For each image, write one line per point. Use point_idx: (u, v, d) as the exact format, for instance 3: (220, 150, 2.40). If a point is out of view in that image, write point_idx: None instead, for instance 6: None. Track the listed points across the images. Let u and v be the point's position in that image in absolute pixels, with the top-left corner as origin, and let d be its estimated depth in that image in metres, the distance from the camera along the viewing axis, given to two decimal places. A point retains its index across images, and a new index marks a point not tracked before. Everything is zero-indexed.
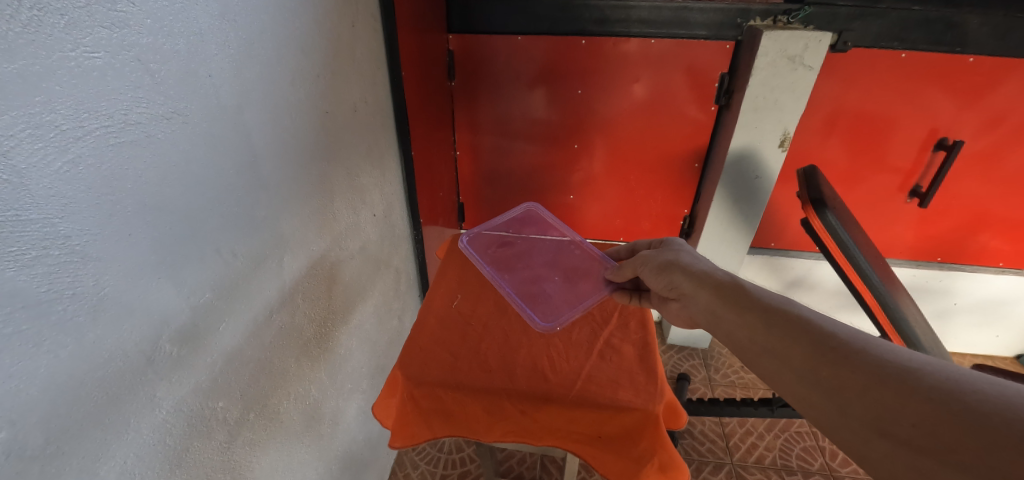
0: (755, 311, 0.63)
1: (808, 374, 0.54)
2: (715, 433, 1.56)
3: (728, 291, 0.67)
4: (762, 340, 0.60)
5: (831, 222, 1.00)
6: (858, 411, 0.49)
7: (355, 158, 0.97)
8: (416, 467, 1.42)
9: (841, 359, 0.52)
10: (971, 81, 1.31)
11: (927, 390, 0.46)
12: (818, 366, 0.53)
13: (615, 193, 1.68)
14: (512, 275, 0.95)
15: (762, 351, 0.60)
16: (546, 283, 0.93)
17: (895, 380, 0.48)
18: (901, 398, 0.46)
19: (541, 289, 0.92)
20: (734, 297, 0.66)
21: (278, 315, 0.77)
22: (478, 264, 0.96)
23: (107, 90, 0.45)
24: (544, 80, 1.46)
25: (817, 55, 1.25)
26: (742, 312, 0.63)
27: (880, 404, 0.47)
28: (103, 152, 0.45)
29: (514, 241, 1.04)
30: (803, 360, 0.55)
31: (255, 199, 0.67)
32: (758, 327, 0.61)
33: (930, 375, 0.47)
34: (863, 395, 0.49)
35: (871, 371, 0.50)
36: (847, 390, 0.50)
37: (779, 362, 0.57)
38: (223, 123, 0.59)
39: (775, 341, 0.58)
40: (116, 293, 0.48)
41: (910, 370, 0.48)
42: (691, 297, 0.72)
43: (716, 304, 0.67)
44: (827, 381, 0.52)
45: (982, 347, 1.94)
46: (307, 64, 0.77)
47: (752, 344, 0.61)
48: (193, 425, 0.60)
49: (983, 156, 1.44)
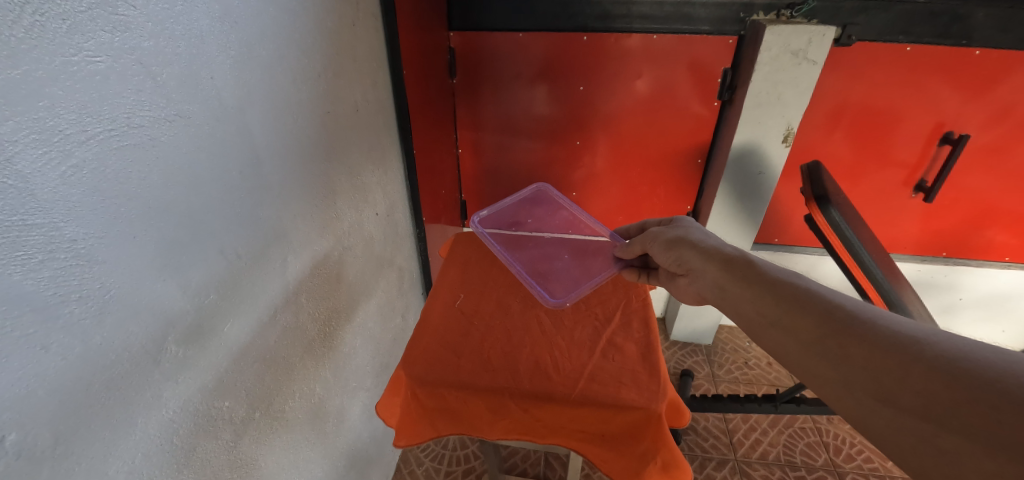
0: (763, 284, 0.62)
1: (814, 345, 0.54)
2: (719, 429, 1.57)
3: (739, 268, 0.67)
4: (769, 314, 0.60)
5: (835, 219, 0.99)
6: (863, 379, 0.49)
7: (357, 157, 0.97)
8: (420, 464, 1.43)
9: (847, 332, 0.52)
10: (977, 74, 1.30)
11: (931, 360, 0.45)
12: (825, 336, 0.53)
13: (618, 189, 1.68)
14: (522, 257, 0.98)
15: (769, 324, 0.60)
16: (558, 261, 0.97)
17: (899, 351, 0.48)
18: (905, 366, 0.46)
19: (551, 271, 0.95)
20: (742, 272, 0.66)
21: (283, 315, 0.77)
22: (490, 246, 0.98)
23: (110, 94, 0.45)
24: (546, 77, 1.46)
25: (821, 49, 1.24)
26: (748, 285, 0.64)
27: (884, 372, 0.48)
28: (107, 156, 0.45)
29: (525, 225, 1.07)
30: (810, 332, 0.55)
31: (258, 200, 0.68)
32: (768, 302, 0.61)
33: (935, 346, 0.46)
34: (868, 364, 0.49)
35: (875, 342, 0.50)
36: (851, 361, 0.50)
37: (787, 333, 0.57)
38: (225, 126, 0.59)
39: (782, 311, 0.58)
40: (121, 295, 0.49)
41: (914, 341, 0.48)
42: (700, 274, 0.72)
43: (726, 279, 0.67)
44: (832, 352, 0.52)
45: (987, 342, 1.93)
46: (308, 64, 0.77)
47: (758, 316, 0.61)
48: (200, 425, 0.61)
49: (990, 149, 1.43)
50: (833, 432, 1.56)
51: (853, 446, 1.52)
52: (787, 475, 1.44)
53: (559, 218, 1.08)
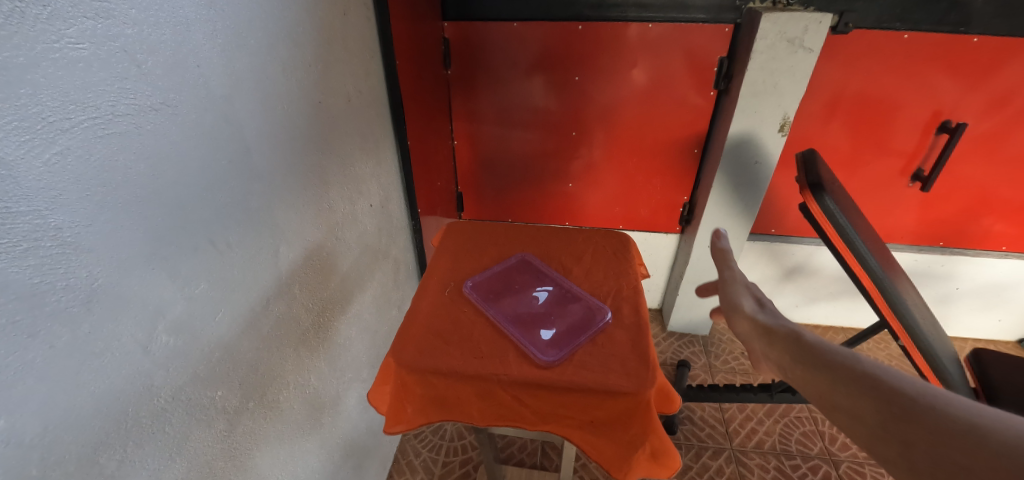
0: (813, 357, 0.53)
1: (870, 429, 0.43)
2: (714, 418, 1.58)
3: (798, 345, 0.57)
4: (821, 393, 0.50)
5: (829, 207, 0.97)
6: (924, 468, 0.38)
7: (350, 147, 0.97)
8: (418, 455, 1.44)
9: (905, 412, 0.41)
10: (974, 62, 1.30)
11: (998, 444, 0.35)
12: (881, 419, 0.42)
13: (615, 181, 1.67)
14: (516, 271, 0.95)
15: (823, 405, 0.49)
16: (537, 287, 0.91)
17: (958, 435, 0.37)
18: (968, 452, 0.36)
19: (545, 284, 0.92)
20: (793, 344, 0.57)
21: (275, 305, 0.77)
22: (483, 264, 0.96)
23: (94, 81, 0.45)
24: (542, 67, 1.45)
25: (817, 37, 1.23)
26: (801, 358, 0.55)
27: (948, 460, 0.37)
28: (91, 143, 0.45)
29: (520, 229, 1.06)
30: (863, 412, 0.44)
31: (249, 190, 0.67)
32: (820, 382, 0.50)
33: (1002, 427, 0.35)
34: (932, 451, 0.38)
35: (935, 424, 0.39)
36: (914, 447, 0.39)
37: (844, 421, 0.46)
38: (214, 115, 0.59)
39: (833, 392, 0.48)
40: (109, 283, 0.49)
41: (973, 421, 0.37)
42: (762, 354, 0.63)
43: (791, 366, 0.56)
44: (891, 437, 0.41)
45: (983, 331, 1.91)
46: (299, 53, 0.77)
47: (813, 393, 0.51)
48: (192, 414, 0.61)
49: (988, 138, 1.42)
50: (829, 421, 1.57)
51: None
52: (783, 464, 1.44)
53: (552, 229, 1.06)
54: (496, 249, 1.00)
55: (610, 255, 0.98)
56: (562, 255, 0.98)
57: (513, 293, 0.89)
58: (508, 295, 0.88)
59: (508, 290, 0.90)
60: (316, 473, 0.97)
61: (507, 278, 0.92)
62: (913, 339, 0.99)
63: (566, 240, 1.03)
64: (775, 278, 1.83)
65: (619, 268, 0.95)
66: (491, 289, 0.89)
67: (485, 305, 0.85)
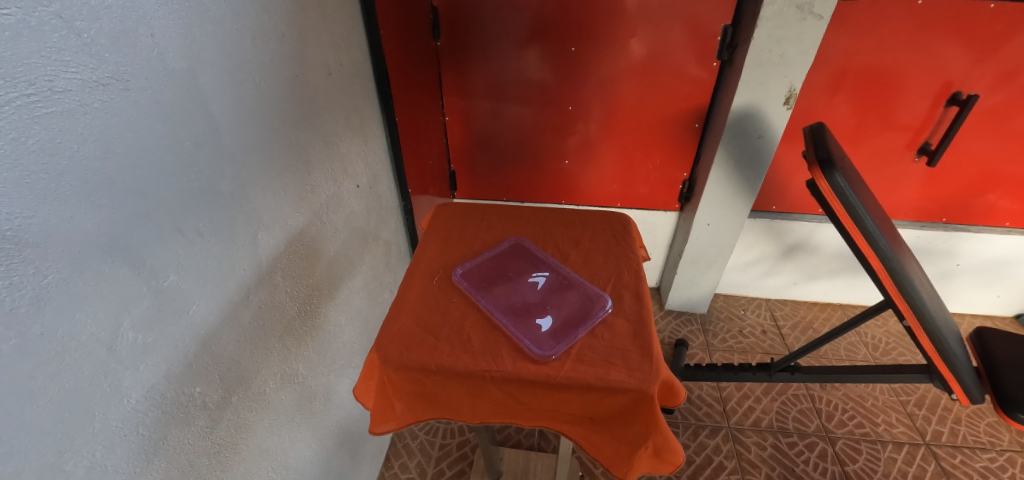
0: None
1: None
2: (712, 397, 1.57)
3: None
4: None
5: (840, 184, 0.93)
6: None
7: (332, 125, 0.91)
8: (415, 438, 1.43)
9: None
10: (988, 30, 1.24)
11: None
12: None
13: (613, 157, 1.62)
14: (511, 258, 0.91)
15: None
16: (532, 273, 0.87)
17: None
18: None
19: (542, 272, 0.88)
20: None
21: (256, 294, 0.73)
22: (476, 252, 0.91)
23: (26, 53, 0.39)
24: (536, 38, 1.38)
25: (827, 3, 1.16)
26: None
27: None
28: (28, 124, 0.40)
29: (516, 213, 1.01)
30: None
31: (219, 173, 0.62)
32: None
33: None
34: None
35: None
36: None
37: None
38: (175, 90, 0.54)
39: None
40: (62, 280, 0.44)
41: None
42: None
43: None
44: None
45: (981, 307, 1.91)
46: (269, 22, 0.70)
47: None
48: (168, 412, 0.58)
49: (998, 111, 1.37)
50: (826, 399, 1.57)
51: (846, 412, 1.53)
52: (779, 442, 1.45)
53: (547, 212, 1.01)
54: (490, 233, 0.96)
55: (610, 239, 0.94)
56: (558, 239, 0.95)
57: (507, 282, 0.85)
58: (501, 284, 0.84)
59: (501, 279, 0.85)
60: (309, 462, 0.95)
61: (500, 266, 0.88)
62: (919, 319, 0.96)
63: (562, 223, 0.98)
64: (774, 256, 1.81)
65: (619, 253, 0.91)
66: (483, 277, 0.85)
67: (476, 294, 0.81)
